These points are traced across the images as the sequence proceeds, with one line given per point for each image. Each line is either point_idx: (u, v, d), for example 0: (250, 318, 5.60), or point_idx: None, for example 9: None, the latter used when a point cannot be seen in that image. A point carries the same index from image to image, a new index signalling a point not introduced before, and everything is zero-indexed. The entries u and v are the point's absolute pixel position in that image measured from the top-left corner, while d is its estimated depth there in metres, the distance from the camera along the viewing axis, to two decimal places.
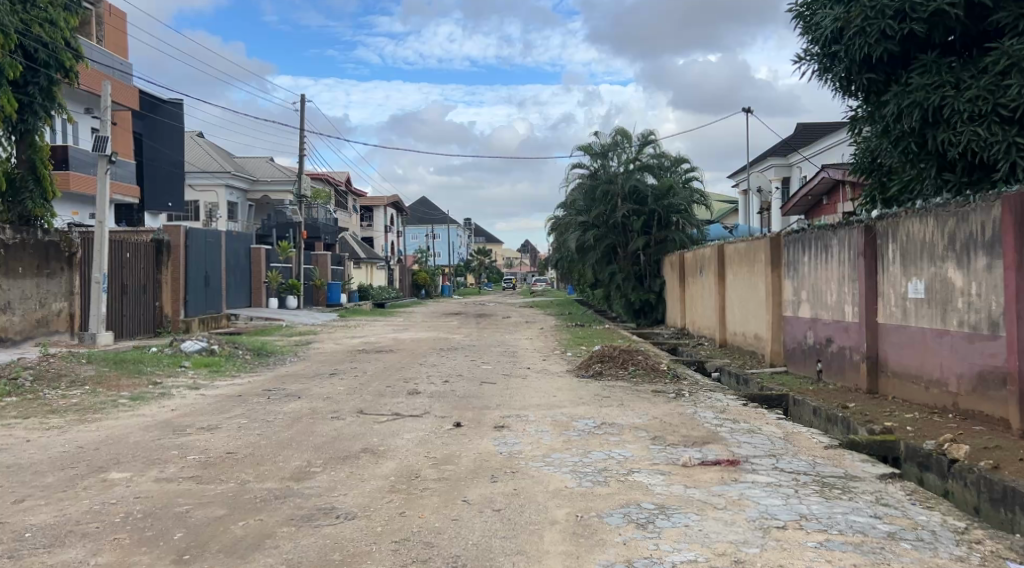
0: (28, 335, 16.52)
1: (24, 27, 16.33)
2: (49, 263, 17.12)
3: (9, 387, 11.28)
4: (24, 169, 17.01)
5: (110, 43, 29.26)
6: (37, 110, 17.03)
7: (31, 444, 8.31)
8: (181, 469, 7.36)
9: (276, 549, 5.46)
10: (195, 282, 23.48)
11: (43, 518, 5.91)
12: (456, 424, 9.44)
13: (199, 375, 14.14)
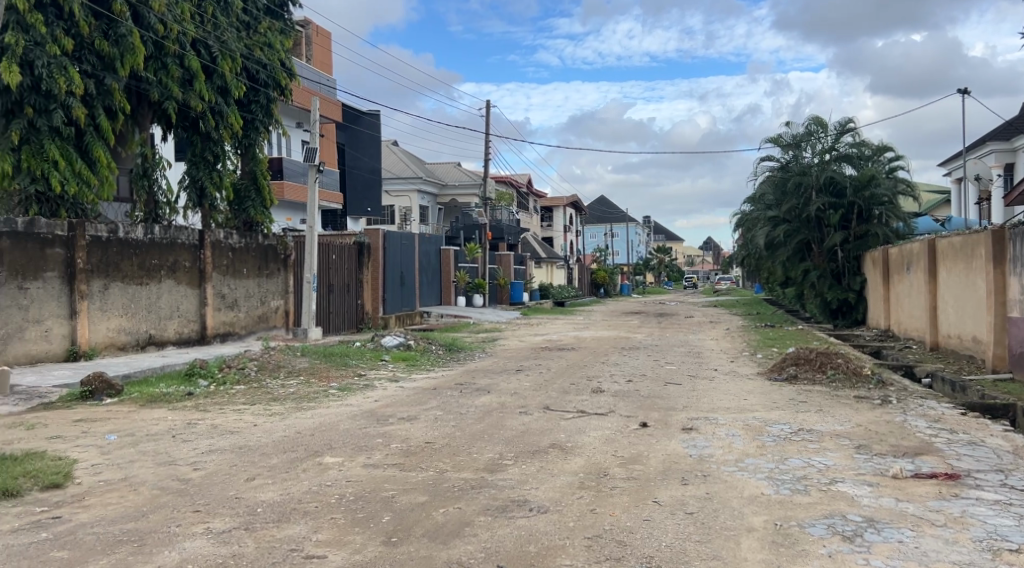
0: (252, 329, 18.24)
1: (248, 51, 18.11)
2: (269, 264, 18.87)
3: (237, 376, 12.49)
4: (247, 180, 18.75)
5: (318, 60, 31.58)
6: (258, 126, 18.66)
7: (258, 428, 9.19)
8: (386, 457, 7.82)
9: (474, 538, 5.67)
10: (391, 281, 24.82)
11: (271, 496, 6.50)
12: (643, 423, 9.40)
13: (397, 368, 15.00)
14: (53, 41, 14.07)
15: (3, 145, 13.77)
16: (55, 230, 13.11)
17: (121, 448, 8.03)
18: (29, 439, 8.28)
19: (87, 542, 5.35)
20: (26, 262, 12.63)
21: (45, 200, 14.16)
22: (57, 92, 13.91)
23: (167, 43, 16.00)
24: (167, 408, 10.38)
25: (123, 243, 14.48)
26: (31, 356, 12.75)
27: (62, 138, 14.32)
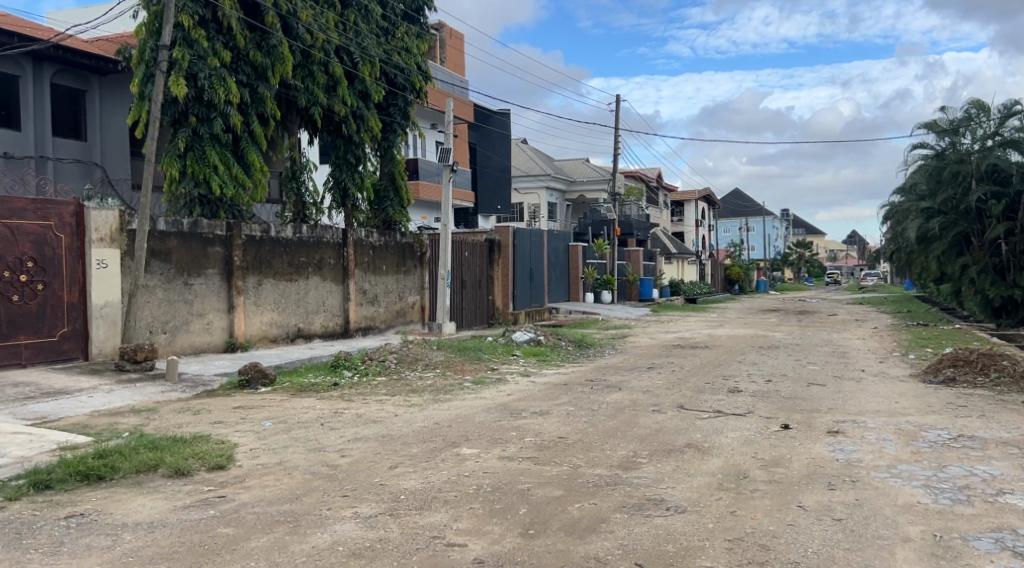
0: (391, 323, 18.90)
1: (387, 56, 18.72)
2: (406, 261, 19.50)
3: (378, 368, 13.01)
4: (386, 180, 19.43)
5: (452, 62, 32.31)
6: (397, 128, 19.27)
7: (398, 418, 9.52)
8: (521, 450, 7.93)
9: (611, 534, 5.65)
10: (521, 278, 25.08)
11: (413, 483, 6.73)
12: (785, 425, 9.07)
13: (529, 363, 15.14)
14: (214, 55, 15.08)
15: (171, 152, 14.89)
16: (216, 230, 14.03)
17: (275, 434, 8.52)
18: (196, 423, 8.93)
19: (249, 520, 5.70)
20: (191, 260, 13.59)
21: (207, 202, 15.21)
22: (217, 102, 14.89)
23: (314, 52, 16.81)
24: (315, 397, 10.93)
25: (275, 241, 15.33)
26: (195, 347, 13.70)
27: (221, 145, 15.31)
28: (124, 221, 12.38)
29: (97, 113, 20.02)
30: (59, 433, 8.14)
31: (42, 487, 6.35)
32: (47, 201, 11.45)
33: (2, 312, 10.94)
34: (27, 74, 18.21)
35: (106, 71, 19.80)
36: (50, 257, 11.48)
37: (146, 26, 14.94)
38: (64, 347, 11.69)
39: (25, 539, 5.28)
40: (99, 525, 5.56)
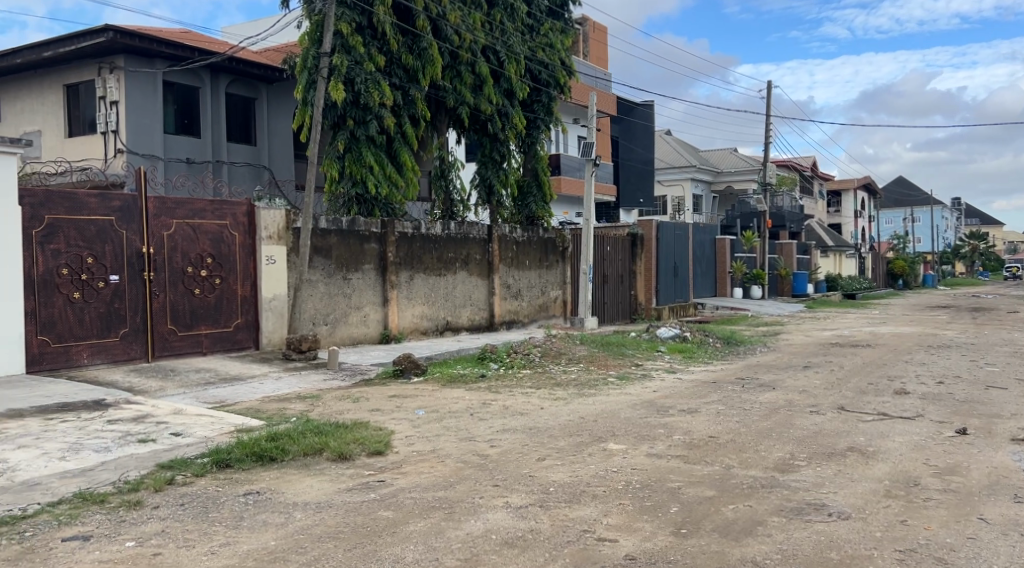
0: (534, 318, 19.11)
1: (531, 53, 18.90)
2: (549, 256, 19.63)
3: (523, 360, 13.16)
4: (530, 176, 19.64)
5: (595, 55, 32.19)
6: (540, 124, 19.40)
7: (544, 411, 9.60)
8: (670, 447, 7.80)
9: (769, 538, 5.46)
10: (666, 272, 24.67)
11: (562, 477, 6.76)
12: (960, 430, 8.43)
13: (675, 359, 14.88)
14: (370, 59, 15.73)
15: (331, 154, 15.69)
16: (371, 227, 14.66)
17: (429, 422, 8.81)
18: (355, 410, 9.37)
19: (408, 505, 5.92)
20: (349, 256, 14.26)
21: (363, 201, 15.91)
22: (372, 105, 15.53)
23: (462, 52, 17.20)
24: (464, 388, 11.20)
25: (425, 238, 15.84)
26: (353, 338, 14.37)
27: (376, 146, 15.96)
28: (289, 220, 13.22)
29: (265, 118, 21.35)
30: (235, 416, 8.77)
31: (223, 465, 6.86)
32: (223, 202, 12.32)
33: (186, 305, 11.84)
34: (205, 85, 19.68)
35: (272, 79, 21.09)
36: (226, 254, 12.35)
37: (308, 35, 15.77)
38: (238, 337, 12.57)
39: (210, 512, 5.72)
40: (273, 503, 5.94)
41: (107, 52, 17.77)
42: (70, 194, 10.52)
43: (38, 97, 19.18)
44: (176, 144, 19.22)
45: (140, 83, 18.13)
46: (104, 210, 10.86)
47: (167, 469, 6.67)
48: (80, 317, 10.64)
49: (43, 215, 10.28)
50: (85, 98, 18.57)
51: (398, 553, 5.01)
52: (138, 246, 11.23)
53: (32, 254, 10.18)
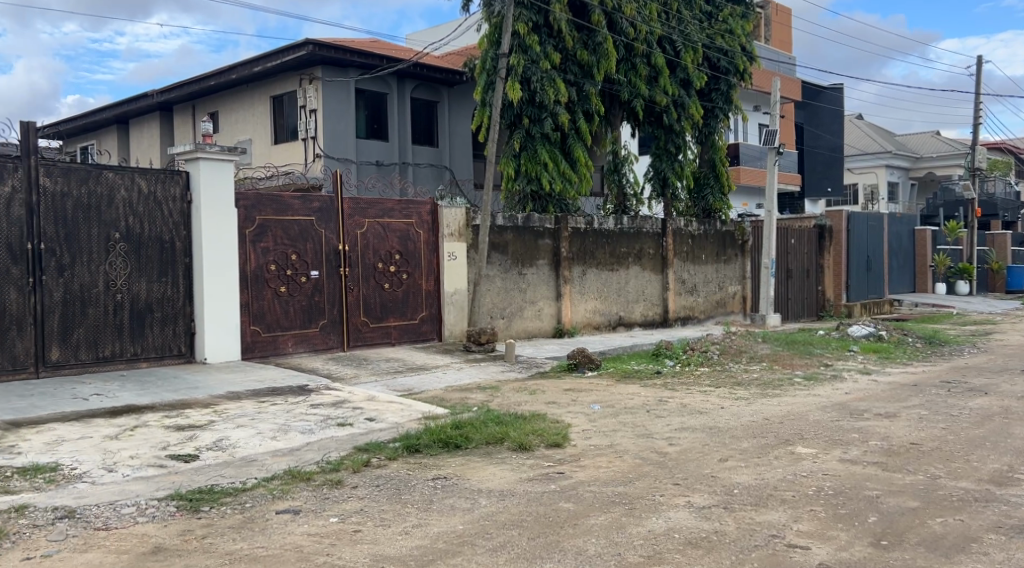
0: (711, 314, 18.59)
1: (710, 41, 18.34)
2: (727, 250, 19.00)
3: (702, 358, 12.82)
4: (707, 168, 19.09)
5: (778, 39, 30.79)
6: (718, 114, 18.78)
7: (726, 411, 9.31)
8: (865, 454, 7.31)
9: (985, 557, 4.99)
10: (857, 266, 23.19)
11: (747, 479, 6.53)
12: None
13: (869, 360, 13.95)
14: (546, 57, 15.91)
15: (508, 152, 16.04)
16: (546, 223, 14.82)
17: (605, 417, 8.79)
18: (533, 402, 9.52)
19: (589, 498, 5.94)
20: (525, 252, 14.51)
21: (538, 198, 16.12)
22: (547, 102, 15.71)
23: (637, 44, 17.00)
24: (639, 384, 11.09)
25: (598, 233, 15.82)
26: (528, 331, 14.61)
27: (551, 143, 16.12)
28: (468, 217, 13.64)
29: (446, 120, 22.15)
30: (422, 403, 9.16)
31: (413, 450, 7.18)
32: (409, 201, 12.90)
33: (376, 299, 12.49)
34: (393, 90, 20.69)
35: (453, 82, 21.83)
36: (412, 250, 12.92)
37: (487, 37, 16.18)
38: (422, 329, 13.12)
39: (403, 494, 6.01)
40: (460, 489, 6.16)
41: (308, 63, 19.09)
42: (277, 196, 11.41)
43: (248, 108, 20.93)
44: (367, 146, 20.35)
45: (336, 91, 19.35)
46: (306, 210, 11.67)
47: (364, 452, 7.07)
48: (285, 309, 11.51)
49: (254, 216, 11.21)
50: (289, 107, 20.05)
51: (581, 545, 5.03)
52: (334, 243, 11.99)
53: (246, 252, 11.12)
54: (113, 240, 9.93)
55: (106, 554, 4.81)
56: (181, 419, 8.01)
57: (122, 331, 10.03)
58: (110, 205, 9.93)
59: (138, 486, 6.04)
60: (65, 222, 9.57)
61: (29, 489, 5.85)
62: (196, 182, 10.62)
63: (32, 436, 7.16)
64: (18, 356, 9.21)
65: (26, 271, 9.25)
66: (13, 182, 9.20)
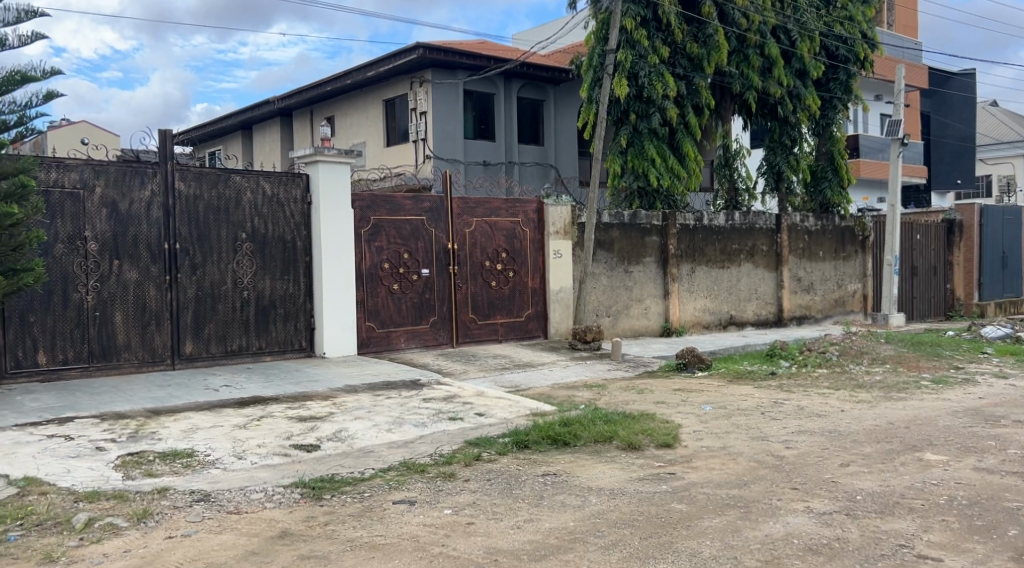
0: (829, 313, 17.90)
1: (828, 29, 17.63)
2: (846, 246, 18.23)
3: (820, 359, 12.37)
4: (825, 160, 18.38)
5: (901, 24, 29.30)
6: (837, 103, 17.97)
7: (847, 414, 8.95)
8: (1002, 463, 6.88)
9: None
10: (991, 263, 21.80)
11: (871, 485, 6.26)
12: None
13: (1005, 363, 13.10)
14: (654, 52, 15.72)
15: (615, 148, 15.95)
16: (653, 220, 14.64)
17: (717, 418, 8.60)
18: (642, 401, 9.43)
19: (702, 500, 5.84)
20: (632, 249, 14.38)
21: (645, 194, 15.91)
22: (655, 97, 15.50)
23: (750, 35, 16.55)
24: (752, 385, 10.80)
25: (708, 230, 15.48)
26: (635, 330, 14.46)
27: (659, 138, 15.91)
28: (575, 215, 13.61)
29: (553, 118, 22.19)
30: (530, 400, 9.23)
31: (522, 446, 7.24)
32: (516, 200, 13.00)
33: (483, 296, 12.65)
34: (500, 90, 20.90)
35: (560, 80, 21.84)
36: (518, 248, 13.02)
37: (594, 33, 16.13)
38: (529, 326, 13.21)
39: (514, 489, 6.07)
40: (571, 486, 6.17)
41: (418, 66, 19.51)
42: (390, 197, 11.73)
43: (362, 111, 21.59)
44: (475, 146, 20.64)
45: (446, 94, 19.71)
46: (417, 210, 11.95)
47: (475, 447, 7.19)
48: (398, 306, 11.82)
49: (368, 216, 11.57)
50: (400, 110, 20.56)
51: (695, 547, 4.96)
52: (444, 242, 12.23)
53: (361, 251, 11.49)
54: (240, 240, 10.46)
55: (239, 536, 5.08)
56: (303, 410, 8.36)
57: (248, 326, 10.56)
58: (238, 207, 10.46)
59: (265, 473, 6.35)
60: (197, 223, 10.14)
61: (169, 473, 6.25)
62: (315, 184, 11.04)
63: (170, 423, 7.63)
64: (156, 349, 9.84)
65: (164, 269, 9.87)
66: (152, 186, 9.81)
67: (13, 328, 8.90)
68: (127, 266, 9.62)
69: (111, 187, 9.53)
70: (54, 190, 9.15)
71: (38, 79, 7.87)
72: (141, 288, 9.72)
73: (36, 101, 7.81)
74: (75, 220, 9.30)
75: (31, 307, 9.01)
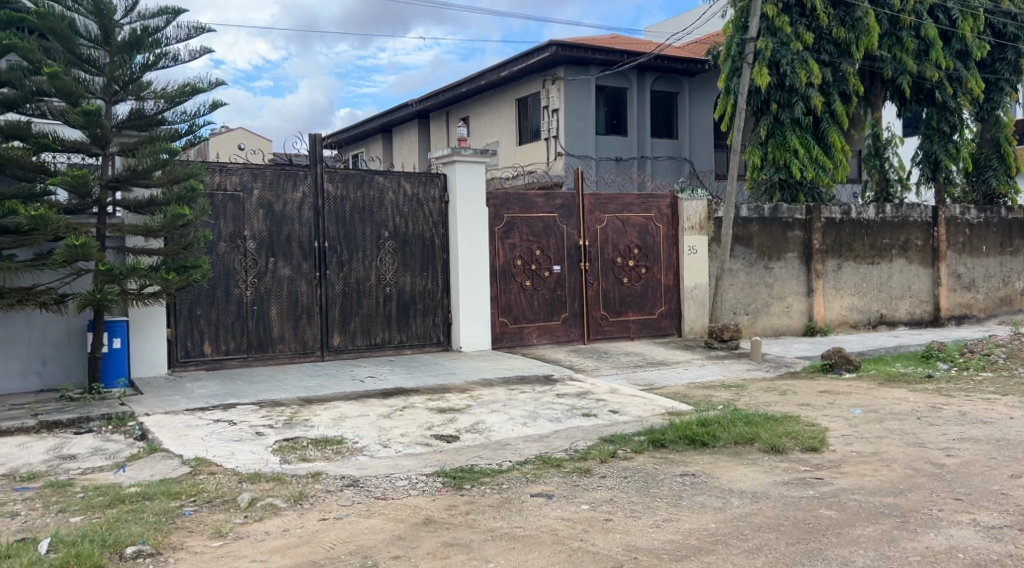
0: (992, 312, 16.65)
1: (993, 5, 16.34)
2: (1013, 241, 16.90)
3: (983, 362, 11.55)
4: (989, 148, 17.08)
5: None
6: (1004, 86, 16.54)
7: (1016, 422, 8.30)
8: None
9: None
10: None
11: None
12: None
13: None
14: (797, 38, 15.12)
15: (754, 140, 15.50)
16: (796, 214, 14.09)
17: (867, 423, 8.19)
18: (785, 403, 9.11)
19: (853, 507, 5.59)
20: (772, 244, 13.91)
21: (787, 186, 15.37)
22: (798, 86, 14.92)
23: (904, 16, 15.64)
24: (907, 388, 10.21)
25: (856, 223, 14.76)
26: (775, 329, 13.99)
27: (802, 128, 15.32)
28: (711, 210, 13.31)
29: (687, 111, 21.74)
30: (666, 399, 9.11)
31: (659, 445, 7.16)
32: (649, 196, 12.86)
33: (615, 293, 12.58)
34: (633, 85, 20.70)
35: (695, 71, 21.37)
36: (652, 244, 12.87)
37: (733, 22, 15.69)
38: (662, 323, 13.03)
39: (652, 488, 6.02)
40: (710, 487, 6.06)
41: (551, 64, 19.60)
42: (523, 194, 11.87)
43: (496, 111, 21.92)
44: (608, 143, 20.54)
45: (579, 91, 19.73)
46: (549, 207, 12.03)
47: (610, 443, 7.17)
48: (530, 302, 11.95)
49: (502, 214, 11.76)
50: (533, 109, 20.74)
51: (846, 556, 4.76)
52: (576, 239, 12.25)
53: (495, 247, 11.70)
54: (383, 238, 10.88)
55: (386, 521, 5.30)
56: (442, 402, 8.61)
57: (390, 321, 10.97)
58: (381, 206, 10.88)
59: (408, 461, 6.59)
60: (344, 222, 10.62)
61: (321, 458, 6.60)
62: (453, 184, 11.31)
63: (320, 411, 8.05)
64: (307, 341, 10.40)
65: (314, 266, 10.41)
66: (303, 188, 10.35)
67: (183, 320, 9.62)
68: (281, 264, 10.21)
69: (267, 189, 10.13)
70: (218, 192, 9.81)
71: (206, 89, 8.50)
72: (294, 284, 10.28)
73: (204, 110, 8.44)
74: (236, 220, 9.94)
75: (199, 302, 9.71)
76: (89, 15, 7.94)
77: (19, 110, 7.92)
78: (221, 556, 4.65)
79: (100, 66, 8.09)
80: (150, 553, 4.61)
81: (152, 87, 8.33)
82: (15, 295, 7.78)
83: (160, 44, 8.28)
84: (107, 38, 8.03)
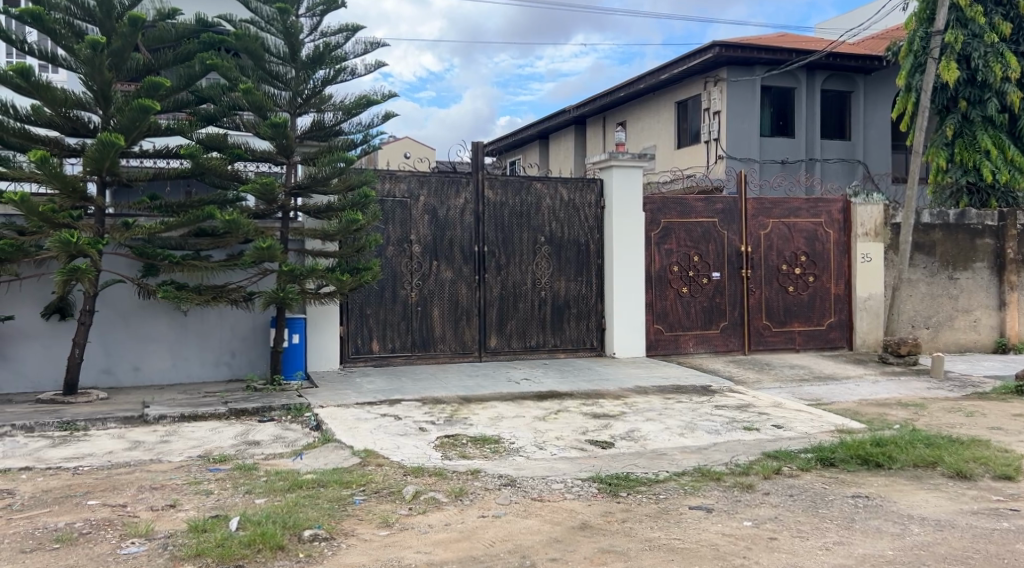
0: None
1: None
2: None
3: None
4: None
5: None
6: None
7: None
8: None
9: None
10: None
11: None
12: None
13: None
14: (992, 30, 14.01)
15: (939, 141, 14.54)
16: (987, 220, 12.97)
17: None
18: (971, 426, 8.40)
19: None
20: (958, 253, 12.88)
21: (976, 191, 14.18)
22: (991, 81, 13.83)
23: None
24: None
25: None
26: (960, 344, 12.95)
27: (995, 127, 14.14)
28: (889, 215, 12.48)
29: (861, 112, 20.56)
30: (835, 416, 8.64)
31: (828, 463, 6.80)
32: (819, 200, 12.26)
33: (779, 301, 12.07)
34: (802, 85, 19.84)
35: (871, 69, 20.18)
36: (820, 251, 12.24)
37: (917, 15, 14.65)
38: (831, 335, 12.36)
39: (820, 508, 5.73)
40: (886, 511, 5.68)
41: (714, 66, 19.12)
42: (682, 199, 11.65)
43: (655, 115, 21.63)
44: (774, 145, 19.77)
45: (744, 93, 19.13)
46: (709, 212, 11.73)
47: (774, 459, 6.89)
48: (687, 309, 11.69)
49: (659, 219, 11.60)
50: (693, 112, 20.30)
51: None
52: (737, 244, 11.88)
53: (651, 254, 11.55)
54: (539, 243, 11.00)
55: (543, 522, 5.35)
56: (596, 407, 8.59)
57: (545, 324, 11.07)
58: (538, 212, 11.00)
59: (564, 465, 6.62)
60: (503, 228, 10.83)
61: (480, 456, 6.76)
62: (609, 190, 11.27)
63: (479, 410, 8.24)
64: (466, 342, 10.68)
65: (474, 270, 10.68)
66: (466, 194, 10.66)
67: (354, 319, 10.15)
68: (444, 267, 10.55)
69: (432, 195, 10.51)
70: (387, 199, 10.28)
71: (379, 101, 8.93)
72: (455, 287, 10.60)
73: (377, 121, 8.88)
74: (404, 225, 10.37)
75: (369, 301, 10.20)
76: (278, 34, 8.57)
77: (217, 124, 8.65)
78: (388, 544, 4.86)
79: (286, 81, 8.70)
80: (325, 537, 4.88)
81: (331, 99, 8.87)
82: (209, 292, 8.46)
83: (340, 60, 8.78)
84: (293, 54, 8.61)
